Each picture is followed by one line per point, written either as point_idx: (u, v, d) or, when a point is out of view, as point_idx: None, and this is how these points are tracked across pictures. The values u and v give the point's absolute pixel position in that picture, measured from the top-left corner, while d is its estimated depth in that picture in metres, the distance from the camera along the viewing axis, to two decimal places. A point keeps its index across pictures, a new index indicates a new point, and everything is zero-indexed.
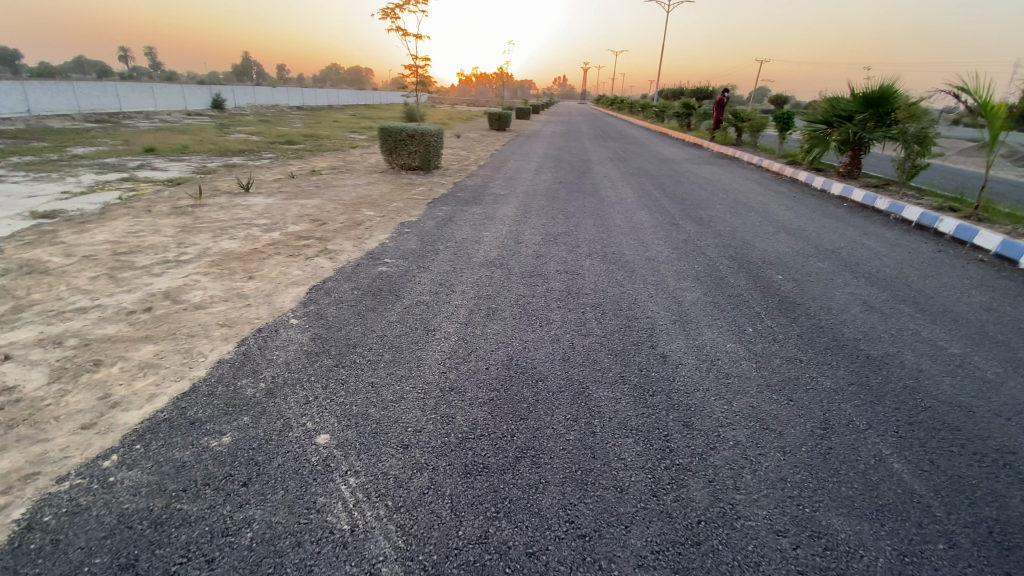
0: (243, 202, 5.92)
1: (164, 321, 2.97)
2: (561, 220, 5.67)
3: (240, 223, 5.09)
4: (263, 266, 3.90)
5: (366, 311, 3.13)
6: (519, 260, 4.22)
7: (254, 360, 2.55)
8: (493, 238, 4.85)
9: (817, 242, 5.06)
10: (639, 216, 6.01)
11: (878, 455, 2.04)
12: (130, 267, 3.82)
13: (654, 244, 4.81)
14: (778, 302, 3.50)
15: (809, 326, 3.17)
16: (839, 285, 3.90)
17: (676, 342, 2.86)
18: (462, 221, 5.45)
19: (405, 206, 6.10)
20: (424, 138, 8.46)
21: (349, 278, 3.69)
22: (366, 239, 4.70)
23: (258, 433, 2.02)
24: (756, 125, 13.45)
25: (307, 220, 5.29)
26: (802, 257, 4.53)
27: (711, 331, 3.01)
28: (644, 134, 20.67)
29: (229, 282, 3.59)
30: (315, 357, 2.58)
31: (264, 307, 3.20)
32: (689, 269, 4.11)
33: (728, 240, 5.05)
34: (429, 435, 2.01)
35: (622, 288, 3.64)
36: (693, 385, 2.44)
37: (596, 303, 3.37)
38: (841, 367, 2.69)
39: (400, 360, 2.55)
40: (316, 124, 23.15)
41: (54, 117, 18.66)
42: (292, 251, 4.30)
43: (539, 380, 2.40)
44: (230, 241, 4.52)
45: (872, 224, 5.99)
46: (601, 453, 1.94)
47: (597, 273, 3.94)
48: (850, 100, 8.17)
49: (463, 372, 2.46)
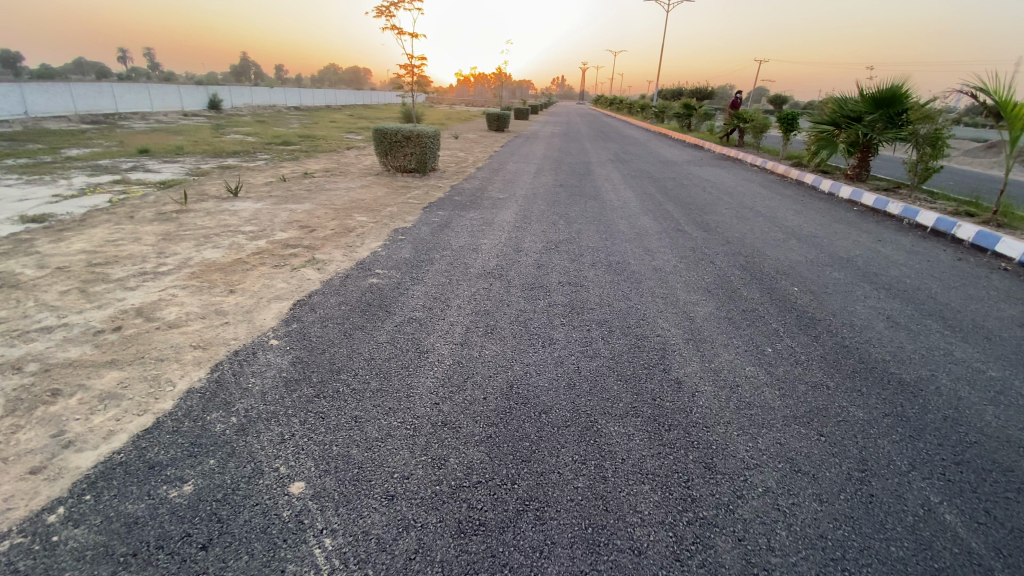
0: (231, 207, 5.68)
1: (133, 343, 2.72)
2: (563, 226, 5.44)
3: (226, 230, 4.84)
4: (246, 279, 3.66)
5: (354, 330, 2.89)
6: (520, 270, 3.99)
7: (227, 390, 2.31)
8: (491, 246, 4.61)
9: (831, 250, 4.83)
10: (643, 221, 5.78)
11: (925, 505, 1.81)
12: (104, 280, 3.56)
13: (661, 253, 4.57)
14: (798, 318, 3.26)
15: (833, 346, 2.93)
16: (860, 298, 3.67)
17: (691, 364, 2.61)
18: (459, 227, 5.22)
19: (399, 211, 5.86)
20: (420, 140, 8.22)
21: (337, 291, 3.45)
22: (357, 247, 4.46)
23: (225, 482, 1.78)
24: (759, 126, 13.19)
25: (296, 226, 5.05)
26: (816, 267, 4.30)
27: (727, 352, 2.77)
28: (645, 135, 20.48)
29: (208, 296, 3.35)
30: (294, 386, 2.34)
31: (243, 326, 2.95)
32: (699, 280, 3.87)
33: (737, 247, 4.82)
34: (418, 483, 1.77)
35: (629, 302, 3.40)
36: (713, 417, 2.20)
37: (602, 319, 3.13)
38: (873, 395, 2.47)
39: (388, 389, 2.31)
40: (313, 125, 22.89)
41: (50, 118, 18.41)
42: (278, 260, 4.06)
43: (542, 413, 2.16)
44: (214, 250, 4.27)
45: (886, 230, 5.76)
46: (614, 505, 1.71)
47: (602, 286, 3.70)
48: (859, 101, 7.95)
49: (457, 402, 2.22)
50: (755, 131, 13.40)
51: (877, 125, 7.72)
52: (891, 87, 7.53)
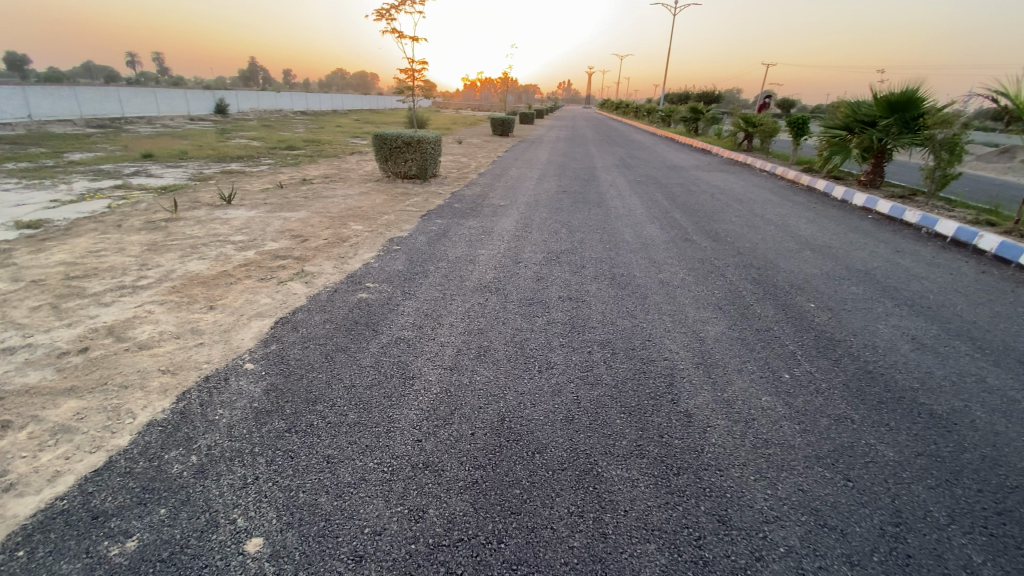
0: (223, 215, 5.51)
1: (98, 368, 2.53)
2: (565, 236, 5.22)
3: (215, 240, 4.67)
4: (229, 293, 3.47)
5: (337, 352, 2.68)
6: (518, 284, 3.78)
7: (190, 423, 2.11)
8: (490, 257, 4.41)
9: (848, 263, 4.59)
10: (648, 230, 5.56)
11: (970, 568, 1.58)
12: (79, 294, 3.39)
13: (668, 264, 4.35)
14: (815, 339, 3.03)
15: (856, 372, 2.70)
16: (882, 316, 3.42)
17: (701, 394, 2.40)
18: (457, 237, 5.02)
19: (397, 220, 5.67)
20: (421, 145, 8.04)
21: (322, 308, 3.25)
22: (349, 258, 4.27)
23: (173, 537, 1.58)
24: (767, 130, 12.92)
25: (288, 236, 4.86)
26: (833, 281, 4.06)
27: (741, 379, 2.55)
28: (651, 139, 20.29)
29: (185, 314, 3.16)
30: (265, 419, 2.14)
31: (218, 347, 2.76)
32: (709, 295, 3.65)
33: (749, 259, 4.58)
34: (391, 542, 1.56)
35: (634, 320, 3.18)
36: (727, 458, 1.98)
37: (604, 340, 2.90)
38: (902, 431, 2.23)
39: (367, 422, 2.10)
40: (318, 129, 22.86)
41: (54, 121, 18.44)
42: (265, 273, 3.87)
43: (536, 453, 1.95)
44: (199, 261, 4.09)
45: (904, 239, 5.51)
46: (614, 570, 1.49)
47: (605, 301, 3.48)
48: (873, 105, 7.69)
49: (442, 440, 2.00)
50: (764, 136, 13.15)
51: (892, 130, 7.46)
52: (905, 91, 7.27)
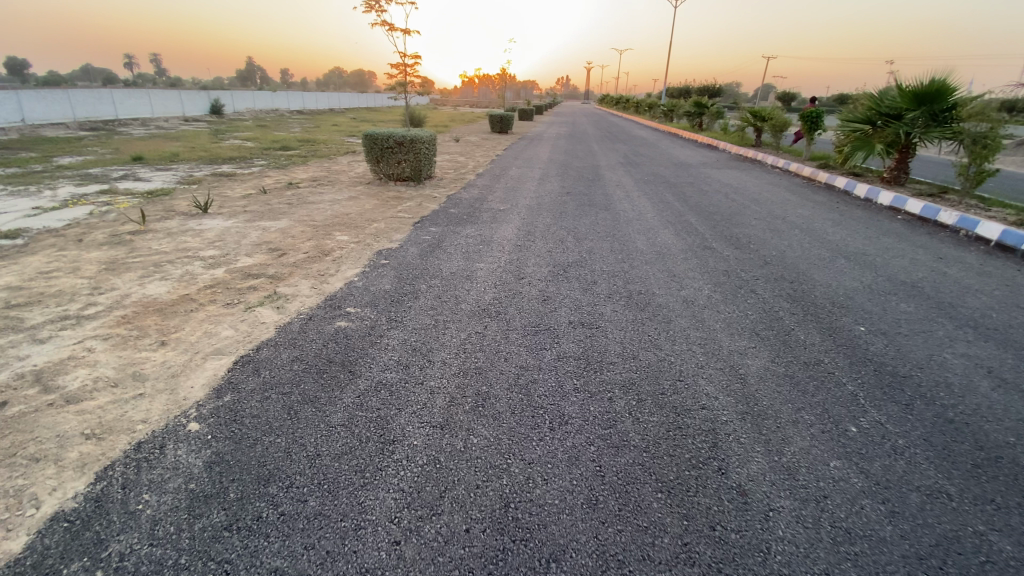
0: (197, 226, 5.02)
1: (10, 432, 2.05)
2: (572, 245, 4.74)
3: (183, 256, 4.19)
4: (187, 324, 2.99)
5: (304, 404, 2.21)
6: (522, 306, 3.31)
7: (108, 517, 1.65)
8: (489, 272, 3.93)
9: (890, 274, 4.11)
10: (663, 237, 5.07)
11: None
12: (12, 328, 2.91)
13: (691, 279, 3.85)
14: (877, 377, 2.56)
15: (935, 424, 2.24)
16: (945, 344, 2.95)
17: (753, 463, 1.92)
18: (453, 248, 4.55)
19: (387, 229, 5.19)
20: (414, 145, 7.55)
21: (293, 342, 2.77)
22: (331, 276, 3.78)
23: None
24: (777, 125, 12.33)
25: (265, 249, 4.37)
26: (878, 297, 3.59)
27: (800, 437, 2.08)
28: (653, 135, 19.74)
29: (131, 352, 2.68)
30: (204, 508, 1.67)
31: (161, 399, 2.27)
32: (742, 318, 3.17)
33: (779, 270, 4.10)
34: None
35: (659, 353, 2.70)
36: (804, 564, 1.50)
37: (628, 381, 2.42)
38: (1016, 512, 1.76)
39: (331, 516, 1.62)
40: (314, 128, 22.34)
41: (47, 125, 17.97)
42: (233, 296, 3.39)
43: (551, 562, 1.47)
44: (160, 283, 3.60)
45: (943, 244, 5.03)
46: None
47: (624, 327, 3.00)
48: (896, 96, 7.22)
49: (426, 543, 1.53)
50: (773, 130, 12.56)
51: (919, 122, 6.98)
52: (933, 82, 6.77)
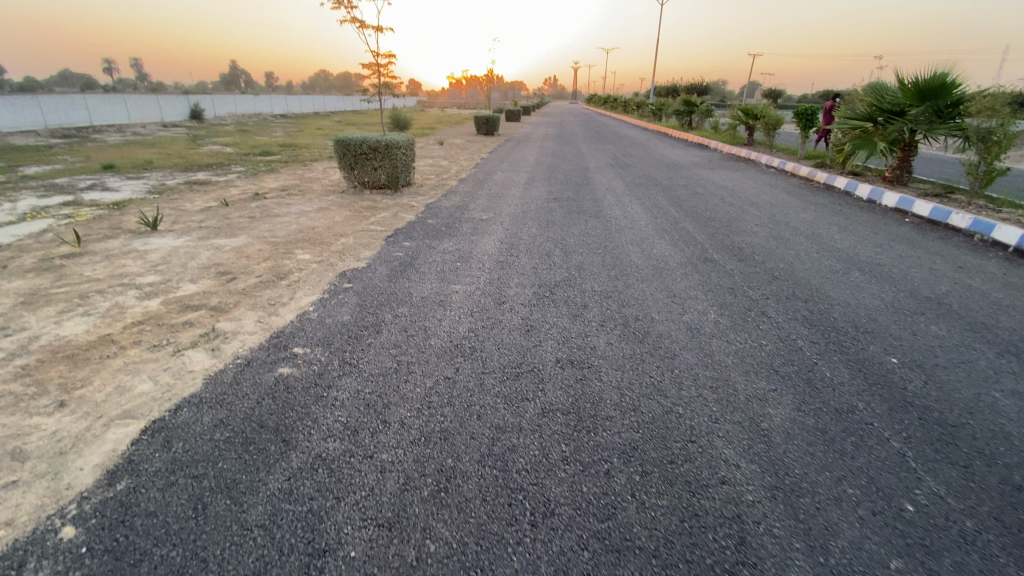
0: (142, 246, 4.51)
1: None
2: (559, 260, 4.29)
3: (117, 283, 3.69)
4: (99, 375, 2.51)
5: (215, 496, 1.73)
6: (502, 338, 2.85)
7: None
8: (465, 296, 3.46)
9: (910, 288, 3.70)
10: (658, 248, 4.64)
11: None
12: None
13: (693, 300, 3.41)
14: (924, 430, 2.12)
15: (1006, 494, 1.79)
16: (991, 377, 2.52)
17: (794, 571, 1.47)
18: (427, 266, 4.09)
19: (355, 244, 4.70)
20: (389, 151, 7.07)
21: (222, 397, 2.29)
22: (282, 306, 3.30)
23: None
24: (772, 123, 11.90)
25: (213, 273, 3.88)
26: (903, 318, 3.18)
27: (847, 525, 1.64)
28: (643, 135, 19.37)
29: (19, 418, 2.19)
30: None
31: (36, 490, 1.80)
32: (756, 351, 2.73)
33: (791, 287, 3.67)
34: None
35: (665, 403, 2.24)
36: None
37: (630, 446, 1.96)
38: None
39: None
40: (297, 132, 21.78)
41: (16, 133, 17.24)
42: (162, 335, 2.90)
43: None
44: (81, 319, 3.10)
45: (958, 250, 4.64)
46: None
47: (621, 366, 2.54)
48: (898, 92, 6.85)
49: None
50: (768, 129, 12.14)
51: (922, 119, 6.59)
52: (935, 77, 6.39)
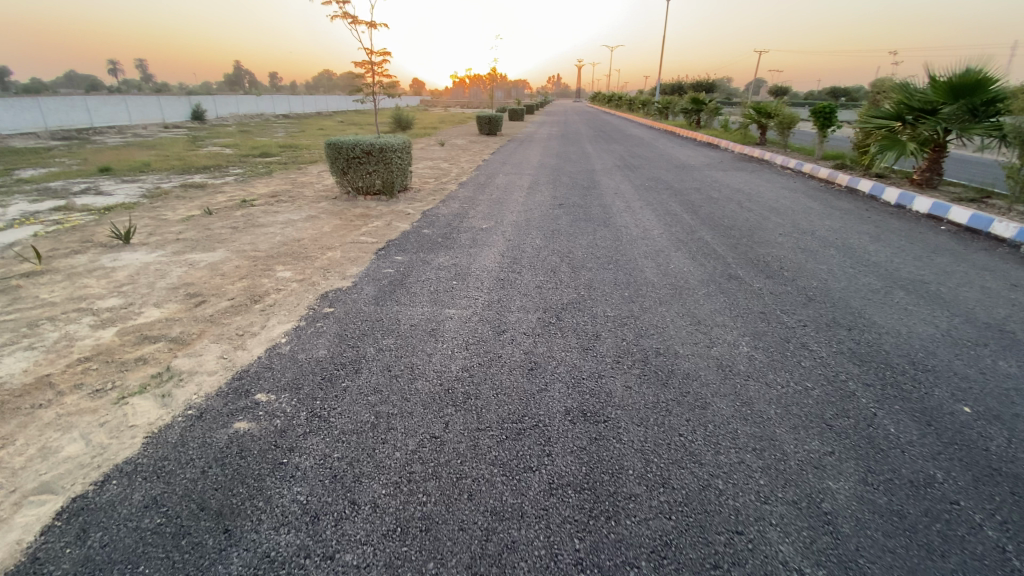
0: (110, 263, 4.12)
1: None
2: (567, 277, 3.89)
3: (74, 308, 3.30)
4: (24, 432, 2.11)
5: None
6: (502, 379, 2.43)
7: None
8: (460, 323, 3.05)
9: (964, 311, 3.27)
10: (675, 263, 4.22)
11: None
12: None
13: (720, 329, 2.99)
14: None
15: None
16: None
17: None
18: (419, 286, 3.69)
19: (343, 259, 4.31)
20: (383, 154, 6.68)
21: (163, 464, 1.89)
22: (251, 337, 2.89)
23: None
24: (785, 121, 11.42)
25: (182, 295, 3.50)
26: (966, 351, 2.75)
27: None
28: (651, 134, 18.90)
29: None
30: None
31: None
32: (802, 397, 2.31)
33: (829, 311, 3.25)
34: None
35: (700, 474, 1.82)
36: None
37: (660, 543, 1.54)
38: None
39: None
40: (299, 133, 21.44)
41: (15, 136, 16.95)
42: (110, 376, 2.51)
43: None
44: (22, 355, 2.71)
45: (1008, 264, 4.20)
46: None
47: (644, 420, 2.12)
48: (928, 89, 6.41)
49: None
50: (781, 128, 11.66)
51: (955, 118, 6.15)
52: (969, 73, 5.95)
